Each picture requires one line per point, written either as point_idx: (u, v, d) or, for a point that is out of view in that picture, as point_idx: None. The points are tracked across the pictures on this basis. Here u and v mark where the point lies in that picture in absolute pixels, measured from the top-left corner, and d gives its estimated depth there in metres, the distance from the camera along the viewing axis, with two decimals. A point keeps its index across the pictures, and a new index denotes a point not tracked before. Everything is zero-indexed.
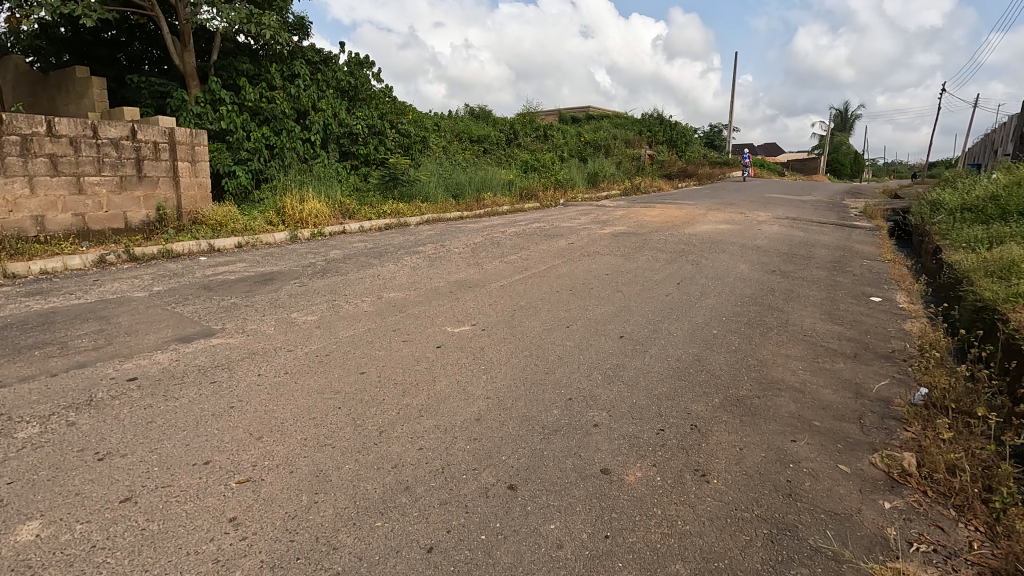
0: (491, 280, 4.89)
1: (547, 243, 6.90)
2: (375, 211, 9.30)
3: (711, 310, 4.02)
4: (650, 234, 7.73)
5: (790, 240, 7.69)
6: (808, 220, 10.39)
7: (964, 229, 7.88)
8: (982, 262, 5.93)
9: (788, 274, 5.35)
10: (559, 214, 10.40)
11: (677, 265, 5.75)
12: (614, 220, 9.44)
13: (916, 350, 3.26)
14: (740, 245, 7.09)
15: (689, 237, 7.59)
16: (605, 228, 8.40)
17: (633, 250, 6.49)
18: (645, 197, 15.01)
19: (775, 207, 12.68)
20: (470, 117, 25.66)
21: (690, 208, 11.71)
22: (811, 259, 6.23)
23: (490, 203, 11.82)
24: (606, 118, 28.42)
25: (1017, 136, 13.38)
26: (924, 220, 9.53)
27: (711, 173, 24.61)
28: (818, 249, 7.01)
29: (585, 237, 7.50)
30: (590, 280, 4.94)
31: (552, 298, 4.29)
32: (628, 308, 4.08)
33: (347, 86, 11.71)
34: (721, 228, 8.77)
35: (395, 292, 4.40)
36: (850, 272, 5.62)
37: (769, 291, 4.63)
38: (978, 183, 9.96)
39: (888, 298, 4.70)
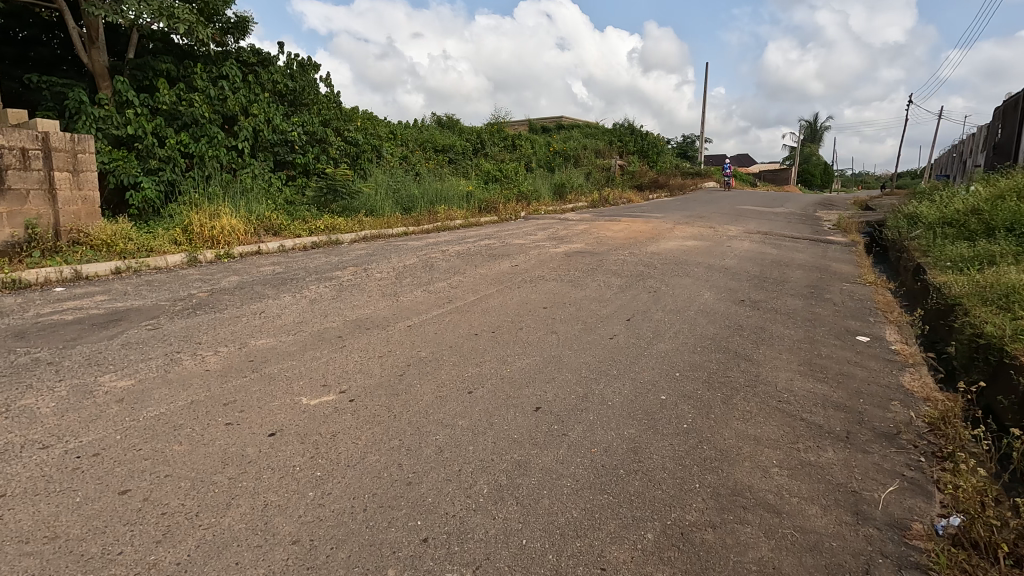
0: (400, 318, 3.97)
1: (487, 266, 6.03)
2: (305, 227, 8.35)
3: (661, 361, 3.16)
4: (608, 254, 6.90)
5: (762, 260, 6.95)
6: (782, 235, 9.72)
7: (947, 247, 7.27)
8: (974, 287, 5.24)
9: (759, 304, 4.56)
10: (515, 230, 9.55)
11: (631, 293, 4.91)
12: (571, 237, 8.61)
13: (926, 426, 2.45)
14: (706, 266, 6.30)
15: (650, 257, 6.78)
16: (560, 246, 7.57)
17: (584, 274, 5.65)
18: (612, 209, 14.29)
19: (747, 220, 12.05)
20: (436, 126, 24.78)
21: (657, 222, 10.97)
22: (786, 283, 5.46)
23: (443, 216, 10.96)
24: (576, 128, 27.83)
25: (990, 146, 13.03)
26: (902, 236, 8.94)
27: (683, 184, 24.14)
28: (793, 271, 6.29)
29: (534, 257, 6.63)
30: (522, 317, 4.06)
31: (464, 344, 3.40)
32: (558, 359, 3.20)
33: (285, 91, 10.73)
34: (687, 246, 8.00)
35: (266, 339, 3.45)
36: (829, 300, 4.87)
37: (736, 330, 3.81)
38: (957, 195, 9.43)
39: (877, 335, 3.93)
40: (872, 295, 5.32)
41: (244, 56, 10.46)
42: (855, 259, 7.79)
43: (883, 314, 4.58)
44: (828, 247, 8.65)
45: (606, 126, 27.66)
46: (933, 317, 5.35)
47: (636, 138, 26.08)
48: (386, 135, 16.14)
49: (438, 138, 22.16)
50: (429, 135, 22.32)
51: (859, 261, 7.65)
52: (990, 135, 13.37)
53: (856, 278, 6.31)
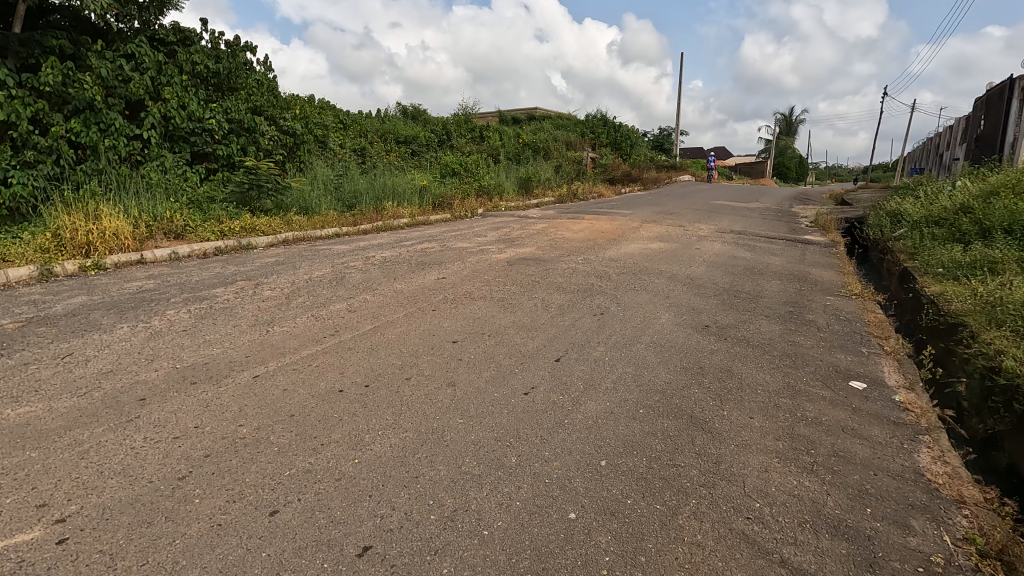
0: (253, 362, 2.98)
1: (409, 278, 5.04)
2: (217, 227, 7.27)
3: (585, 439, 2.22)
4: (559, 261, 5.97)
5: (734, 267, 6.09)
6: (756, 234, 8.92)
7: (937, 251, 6.52)
8: (978, 304, 4.44)
9: (728, 332, 3.67)
10: (464, 231, 8.58)
11: (572, 317, 3.98)
12: (524, 239, 7.67)
13: (971, 570, 1.58)
14: (669, 276, 5.40)
15: (607, 264, 5.85)
16: (506, 251, 6.62)
17: (522, 289, 4.70)
18: (578, 205, 13.36)
19: (720, 217, 11.26)
20: (400, 117, 23.56)
21: (623, 220, 10.06)
22: (761, 300, 4.59)
23: (387, 214, 9.97)
24: (548, 120, 26.86)
25: (971, 139, 12.43)
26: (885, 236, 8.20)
27: (656, 178, 23.37)
28: (768, 281, 5.43)
29: (470, 266, 5.66)
30: (419, 357, 3.09)
31: (314, 411, 2.41)
32: (439, 436, 2.24)
33: (207, 73, 9.50)
34: (652, 249, 7.11)
35: (33, 405, 2.43)
36: (812, 324, 4.00)
37: (695, 377, 2.90)
38: (942, 191, 8.73)
39: (873, 377, 3.08)
40: (862, 313, 4.48)
41: (160, 33, 9.22)
42: (837, 264, 7.00)
43: (877, 343, 3.73)
44: (807, 249, 7.85)
45: (578, 117, 26.76)
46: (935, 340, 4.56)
47: (609, 130, 25.22)
48: (337, 126, 14.98)
49: (400, 129, 20.98)
50: (391, 126, 21.14)
51: (841, 266, 6.86)
52: (970, 127, 12.78)
53: (839, 288, 5.50)
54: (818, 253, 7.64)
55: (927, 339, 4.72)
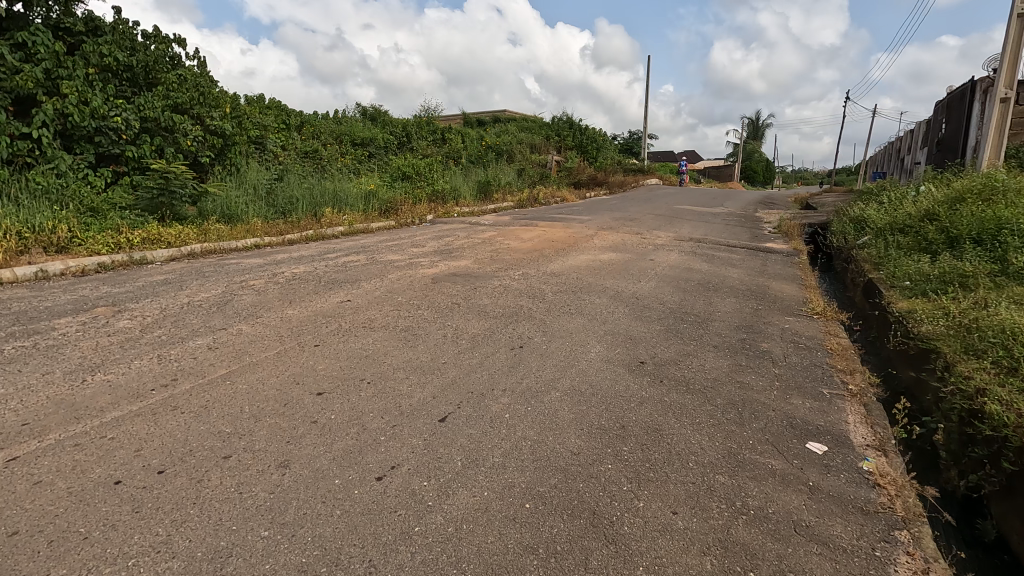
0: (27, 433, 2.22)
1: (307, 301, 4.30)
2: (109, 238, 6.41)
3: (431, 568, 1.55)
4: (492, 277, 5.31)
5: (686, 282, 5.50)
6: (715, 242, 8.42)
7: (903, 262, 6.09)
8: (951, 328, 3.94)
9: (665, 372, 3.05)
10: (402, 241, 7.85)
11: (484, 353, 3.31)
12: (463, 251, 6.97)
13: None
14: (611, 295, 4.77)
15: (545, 281, 5.20)
16: (437, 265, 5.93)
17: (436, 314, 4.01)
18: (536, 211, 12.74)
19: (681, 224, 10.77)
20: (358, 118, 22.65)
21: (578, 227, 9.45)
22: (710, 325, 4.00)
23: (322, 222, 9.18)
24: (512, 122, 26.25)
25: (933, 144, 12.25)
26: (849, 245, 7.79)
27: (622, 182, 22.98)
28: (722, 299, 4.84)
29: (388, 284, 4.94)
30: (258, 420, 2.37)
31: (53, 525, 1.68)
32: (218, 567, 1.54)
33: (119, 66, 8.59)
34: (600, 261, 6.49)
35: None
36: (767, 357, 3.41)
37: (612, 444, 2.26)
38: (906, 196, 8.37)
39: (834, 433, 2.50)
40: (825, 339, 3.93)
41: (64, 22, 8.30)
42: (799, 275, 6.50)
43: (842, 382, 3.16)
44: (768, 259, 7.36)
45: (544, 120, 26.22)
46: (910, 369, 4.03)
47: (574, 133, 24.74)
48: (281, 127, 14.06)
49: (356, 131, 20.08)
50: (347, 128, 20.25)
51: (803, 278, 6.36)
52: (931, 131, 12.60)
53: (801, 306, 4.96)
54: (780, 263, 7.15)
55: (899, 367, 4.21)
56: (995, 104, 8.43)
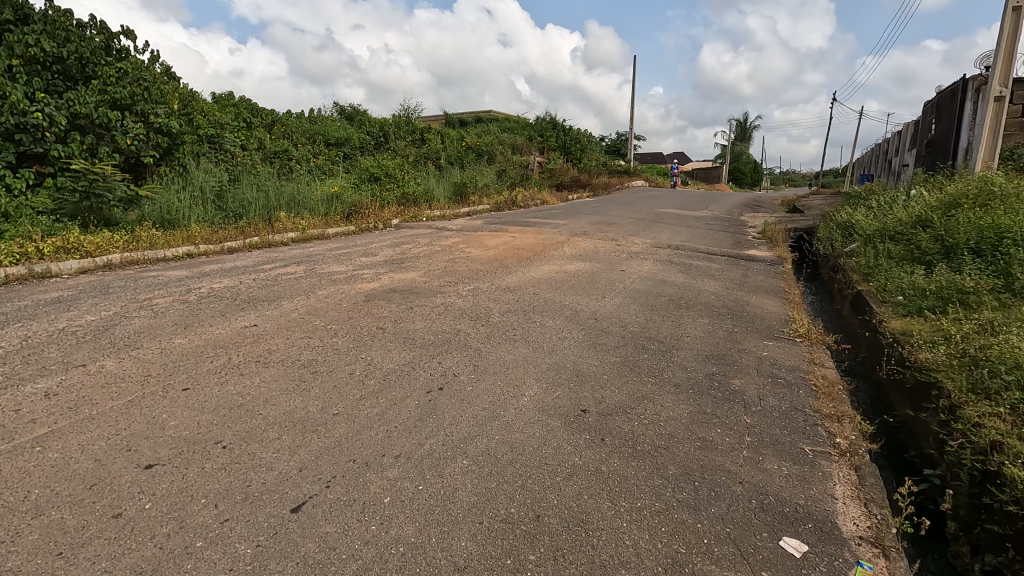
0: None
1: (206, 326, 3.66)
2: (15, 247, 5.73)
3: None
4: (437, 293, 4.70)
5: (656, 299, 4.92)
6: (694, 250, 7.87)
7: (895, 275, 5.57)
8: (954, 357, 3.39)
9: (609, 426, 2.44)
10: (355, 249, 7.22)
11: (392, 398, 2.69)
12: (416, 260, 6.35)
13: None
14: (568, 316, 4.17)
15: (495, 298, 4.60)
16: (380, 279, 5.30)
17: (352, 343, 3.39)
18: (511, 215, 12.15)
19: (660, 229, 10.23)
20: (334, 118, 21.96)
21: (550, 232, 8.85)
22: (675, 354, 3.41)
23: (273, 227, 8.50)
24: (495, 123, 25.66)
25: (922, 147, 11.81)
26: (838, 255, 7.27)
27: (606, 184, 22.46)
28: (694, 320, 4.26)
29: (313, 303, 4.31)
30: (40, 515, 1.74)
31: None
32: None
33: (49, 57, 7.88)
34: (565, 273, 5.90)
35: None
36: (738, 400, 2.82)
37: (515, 550, 1.65)
38: (896, 200, 7.87)
39: (816, 517, 1.92)
40: (810, 372, 3.36)
41: None
42: (782, 288, 5.94)
43: (828, 434, 2.58)
44: (750, 269, 6.81)
45: (527, 120, 25.63)
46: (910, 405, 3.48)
47: (558, 133, 24.16)
48: (243, 126, 13.35)
49: (331, 131, 19.38)
50: (321, 129, 19.54)
51: (787, 291, 5.81)
52: (920, 132, 12.14)
53: (783, 326, 4.40)
54: (762, 274, 6.60)
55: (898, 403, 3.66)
56: (990, 103, 7.94)
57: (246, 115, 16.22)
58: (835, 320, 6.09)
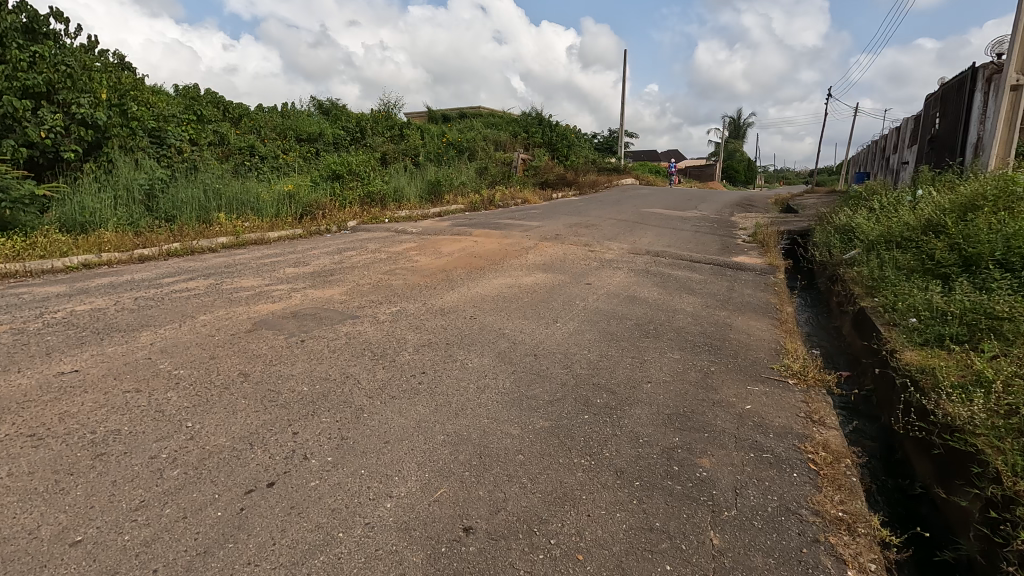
0: None
1: (10, 373, 2.77)
2: None
3: None
4: (347, 318, 3.81)
5: (619, 323, 4.04)
6: (675, 256, 7.02)
7: (906, 292, 4.72)
8: (1001, 419, 2.54)
9: (496, 565, 1.58)
10: (287, 257, 6.33)
11: (189, 503, 1.81)
12: (349, 273, 5.46)
13: None
14: (500, 352, 3.30)
15: (418, 326, 3.72)
16: (291, 298, 4.42)
17: (187, 401, 2.49)
18: (484, 216, 11.28)
19: (642, 232, 9.38)
20: (309, 113, 21.02)
21: (517, 237, 7.97)
22: (625, 415, 2.54)
23: (204, 231, 7.57)
24: (479, 118, 24.76)
25: (925, 142, 10.98)
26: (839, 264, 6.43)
27: (594, 182, 21.62)
28: (660, 355, 3.38)
29: (181, 333, 3.41)
30: None
31: None
32: None
33: None
34: (519, 288, 5.01)
35: None
36: (703, 499, 1.96)
37: None
38: (901, 201, 7.04)
39: None
40: (809, 440, 2.50)
41: None
42: (774, 305, 5.09)
43: (836, 564, 1.71)
44: (737, 280, 5.95)
45: (513, 116, 24.71)
46: (946, 480, 2.64)
47: (543, 130, 23.25)
48: (198, 119, 12.40)
49: (302, 127, 18.42)
50: (292, 125, 18.59)
51: (779, 310, 4.96)
52: (923, 127, 11.30)
53: (775, 362, 3.54)
54: (751, 286, 5.74)
55: (929, 473, 2.80)
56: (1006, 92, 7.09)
57: (207, 110, 15.25)
58: (837, 345, 5.26)
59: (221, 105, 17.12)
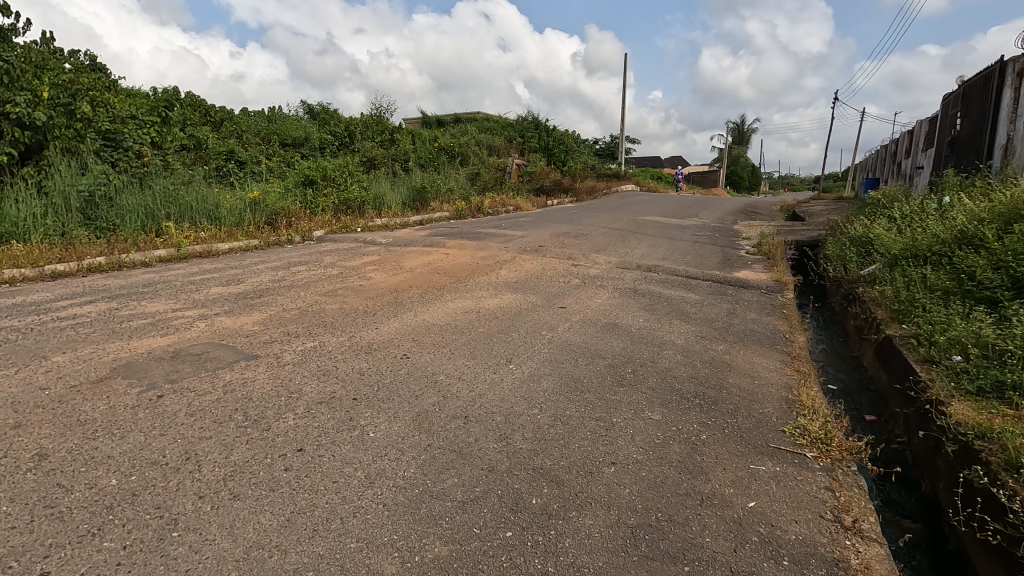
0: None
1: None
2: None
3: None
4: (242, 360, 3.01)
5: (589, 364, 3.22)
6: (669, 272, 6.21)
7: (944, 320, 3.90)
8: None
9: None
10: (223, 274, 5.53)
11: None
12: (283, 293, 4.65)
13: None
14: (420, 413, 2.48)
15: (327, 372, 2.90)
16: (192, 328, 3.61)
17: None
18: (467, 225, 10.49)
19: (635, 243, 8.57)
20: (297, 118, 20.32)
21: (494, 249, 7.16)
22: (568, 532, 1.72)
23: (144, 243, 6.82)
24: (474, 123, 24.05)
25: (944, 145, 10.13)
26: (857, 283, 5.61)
27: (591, 189, 20.84)
28: (635, 415, 2.55)
29: (7, 382, 2.61)
30: None
31: None
32: None
33: None
34: (477, 313, 4.20)
35: None
36: None
37: None
38: (927, 209, 6.21)
39: None
40: (841, 569, 1.68)
41: None
42: (783, 335, 4.26)
43: None
44: (739, 302, 5.12)
45: (508, 121, 23.97)
46: None
47: (540, 134, 22.47)
48: (165, 122, 11.68)
49: (286, 131, 17.71)
50: (276, 129, 17.88)
51: (790, 341, 4.13)
52: (942, 128, 10.46)
53: (787, 421, 2.71)
54: (756, 309, 4.91)
55: None
56: None
57: (182, 114, 14.56)
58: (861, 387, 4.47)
59: (201, 108, 16.42)
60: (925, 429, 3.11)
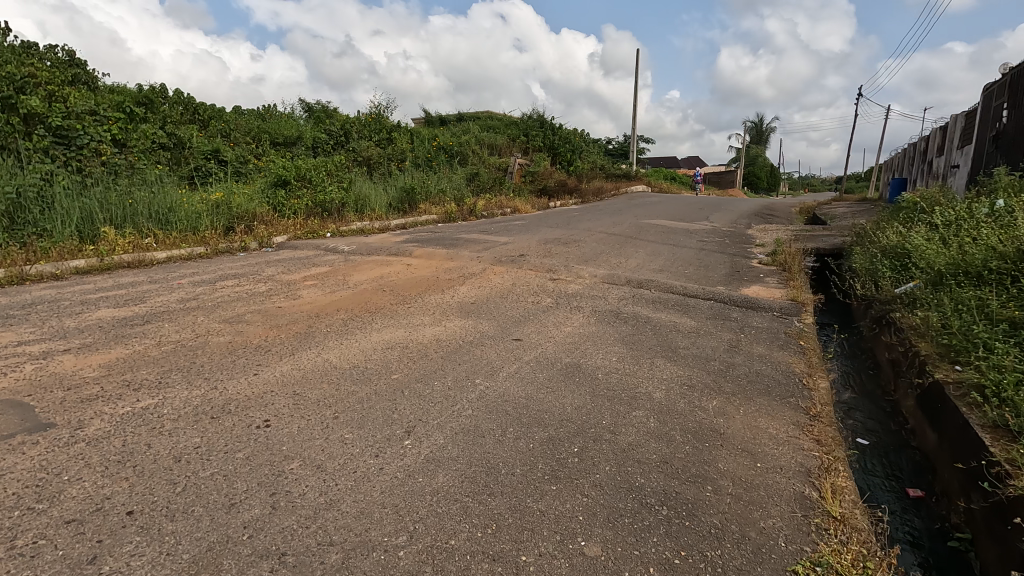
0: None
1: None
2: None
3: None
4: (21, 433, 2.13)
5: (519, 438, 2.29)
6: (663, 289, 5.25)
7: (1018, 368, 2.92)
8: None
9: None
10: (129, 291, 4.69)
11: None
12: (175, 319, 3.78)
13: None
14: (211, 547, 1.57)
15: (128, 454, 2.01)
16: (9, 374, 2.74)
17: None
18: (451, 229, 9.58)
19: (631, 251, 7.60)
20: (292, 117, 19.63)
21: (465, 260, 6.25)
22: None
23: (65, 252, 6.02)
24: (477, 121, 23.20)
25: (987, 140, 8.99)
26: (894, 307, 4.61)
27: (597, 189, 19.82)
28: (557, 550, 1.63)
29: None
30: None
31: None
32: None
33: None
34: (403, 350, 3.29)
35: None
36: None
37: None
38: (977, 214, 5.16)
39: None
40: None
41: None
42: (800, 380, 3.29)
43: None
44: (745, 330, 4.14)
45: (513, 118, 23.03)
46: None
47: (545, 132, 21.46)
48: (134, 118, 10.95)
49: (277, 130, 16.97)
50: (267, 128, 17.16)
51: (808, 390, 3.16)
52: (983, 122, 9.32)
53: (803, 548, 1.79)
54: (765, 342, 3.93)
55: None
56: None
57: (163, 112, 13.85)
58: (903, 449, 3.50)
59: (187, 104, 15.73)
60: (1012, 552, 2.13)
